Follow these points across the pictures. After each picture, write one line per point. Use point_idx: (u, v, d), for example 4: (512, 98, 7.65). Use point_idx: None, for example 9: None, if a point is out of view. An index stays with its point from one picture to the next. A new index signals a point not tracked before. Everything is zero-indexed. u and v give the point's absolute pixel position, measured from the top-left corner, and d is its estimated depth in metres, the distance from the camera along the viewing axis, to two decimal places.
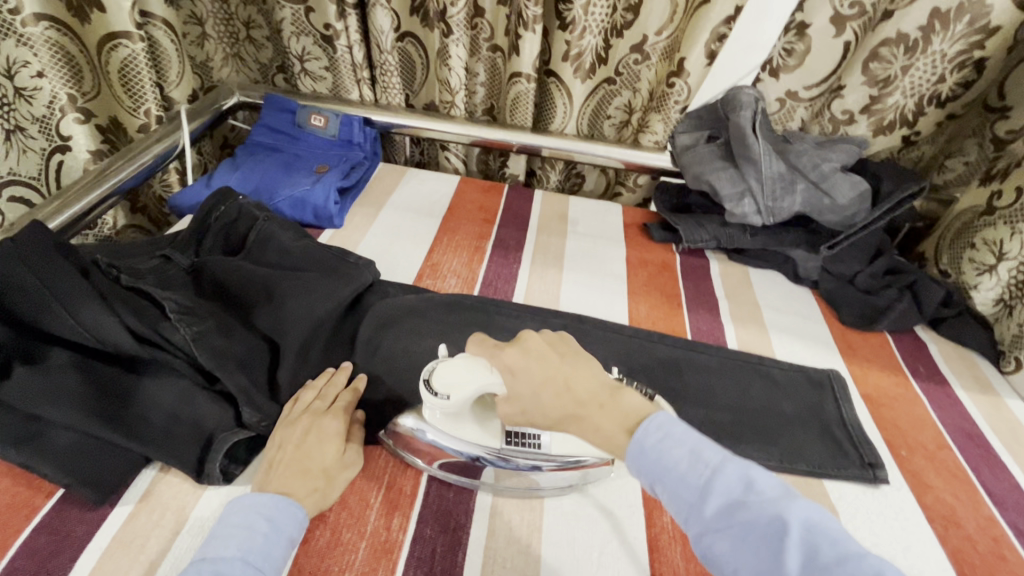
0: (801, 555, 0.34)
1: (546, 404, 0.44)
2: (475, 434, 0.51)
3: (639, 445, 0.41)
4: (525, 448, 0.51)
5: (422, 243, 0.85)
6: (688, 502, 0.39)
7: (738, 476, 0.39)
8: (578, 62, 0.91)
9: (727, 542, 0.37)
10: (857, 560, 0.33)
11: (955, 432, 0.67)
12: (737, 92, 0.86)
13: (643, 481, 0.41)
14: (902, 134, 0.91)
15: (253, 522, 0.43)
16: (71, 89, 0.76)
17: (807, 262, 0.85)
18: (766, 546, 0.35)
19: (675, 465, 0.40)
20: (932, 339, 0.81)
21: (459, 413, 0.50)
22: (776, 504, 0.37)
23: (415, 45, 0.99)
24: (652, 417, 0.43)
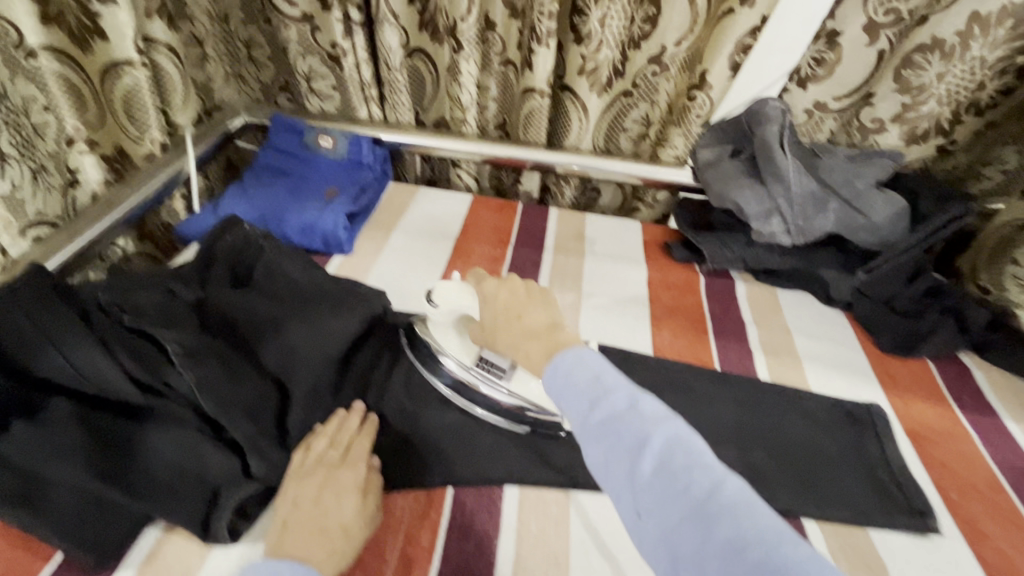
0: (656, 462, 0.36)
1: (499, 330, 0.52)
2: (455, 347, 0.61)
3: (553, 367, 0.44)
4: (490, 370, 0.59)
5: (434, 268, 0.82)
6: (577, 417, 0.40)
7: (625, 394, 0.40)
8: (594, 76, 0.87)
9: (599, 450, 0.38)
10: (706, 474, 0.34)
11: (1009, 471, 0.62)
12: (763, 105, 0.82)
13: (553, 398, 0.44)
14: (937, 144, 0.87)
15: None
16: (80, 121, 0.72)
17: (839, 283, 0.80)
18: (626, 453, 0.37)
19: (576, 383, 0.42)
20: (977, 365, 0.76)
21: (445, 320, 0.61)
22: (649, 421, 0.38)
23: (425, 61, 0.96)
24: (566, 350, 0.45)
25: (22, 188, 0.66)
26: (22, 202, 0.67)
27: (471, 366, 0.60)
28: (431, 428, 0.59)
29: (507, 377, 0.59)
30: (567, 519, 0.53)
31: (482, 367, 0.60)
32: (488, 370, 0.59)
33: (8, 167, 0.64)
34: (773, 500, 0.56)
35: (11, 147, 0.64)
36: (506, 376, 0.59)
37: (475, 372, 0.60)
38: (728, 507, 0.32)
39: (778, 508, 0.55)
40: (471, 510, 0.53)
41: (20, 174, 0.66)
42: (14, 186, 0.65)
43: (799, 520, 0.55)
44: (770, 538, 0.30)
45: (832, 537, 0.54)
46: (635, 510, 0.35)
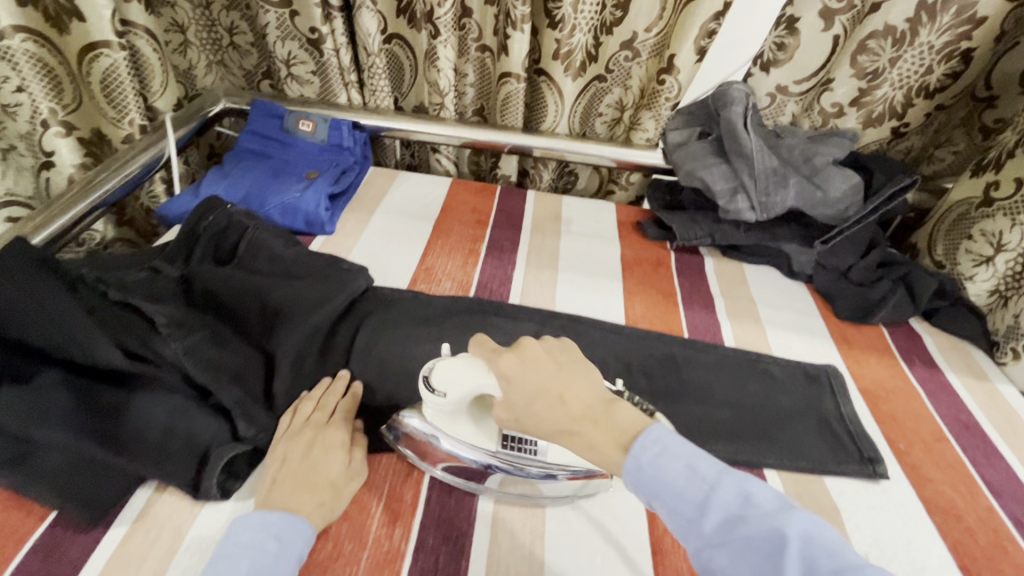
0: (801, 566, 0.34)
1: (540, 417, 0.43)
2: (472, 436, 0.51)
3: (635, 460, 0.40)
4: (522, 450, 0.51)
5: (415, 247, 0.84)
6: (685, 519, 0.39)
7: (736, 488, 0.38)
8: (568, 60, 0.90)
9: (725, 556, 0.36)
10: (860, 574, 0.33)
11: (952, 424, 0.67)
12: (727, 88, 0.87)
13: (641, 497, 0.41)
14: (892, 126, 0.91)
15: (262, 542, 0.43)
16: (53, 103, 0.75)
17: (801, 257, 0.85)
18: (761, 557, 0.35)
19: (672, 479, 0.39)
20: (926, 331, 0.81)
21: (457, 410, 0.50)
22: (774, 515, 0.37)
23: (402, 47, 0.98)
24: (648, 429, 0.42)
25: None
26: None
27: (496, 453, 0.51)
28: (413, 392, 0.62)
29: (541, 454, 0.51)
30: None
31: (510, 449, 0.51)
32: (517, 450, 0.51)
33: None
34: (735, 452, 0.60)
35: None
36: (540, 453, 0.51)
37: (502, 459, 0.51)
38: None
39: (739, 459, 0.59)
40: None
41: None
42: None
43: (760, 470, 0.59)
44: None
45: (789, 484, 0.58)
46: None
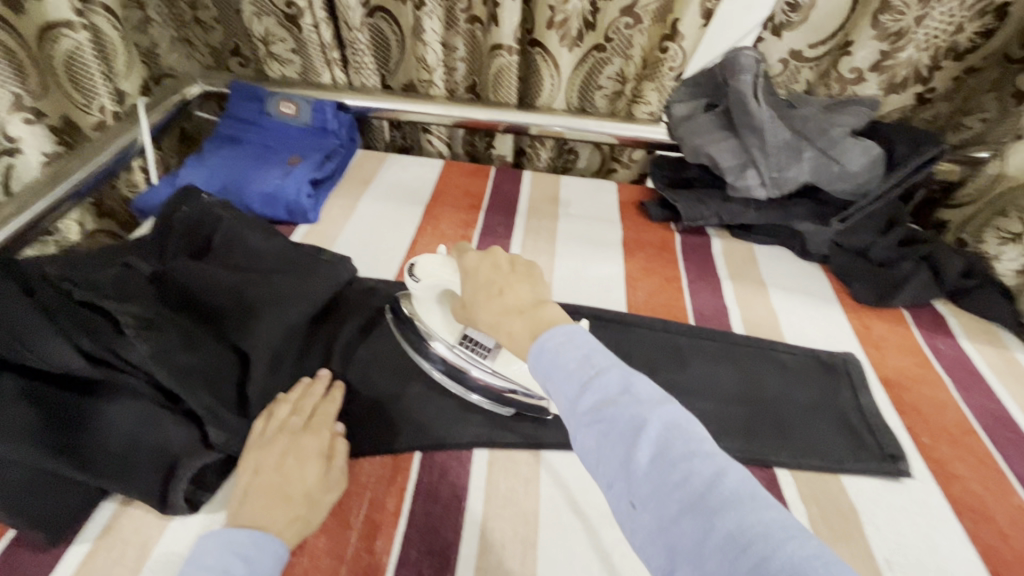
0: (654, 448, 0.31)
1: (480, 312, 0.46)
2: (439, 324, 0.57)
3: (541, 346, 0.38)
4: (475, 349, 0.55)
5: (404, 234, 0.79)
6: (566, 402, 0.35)
7: (618, 376, 0.35)
8: (564, 29, 0.84)
9: (591, 436, 0.33)
10: (708, 462, 0.30)
11: (980, 415, 0.62)
12: (737, 54, 0.79)
13: (537, 379, 0.38)
14: (915, 92, 0.85)
15: (229, 564, 0.39)
16: (18, 88, 0.69)
17: (816, 237, 0.79)
18: (620, 437, 0.32)
19: (564, 364, 0.36)
20: (952, 313, 0.76)
21: (428, 296, 0.56)
22: (646, 404, 0.33)
23: (387, 21, 0.92)
24: (556, 328, 0.39)
25: None
26: None
27: (454, 344, 0.56)
28: (398, 393, 0.58)
29: (491, 358, 0.55)
30: (537, 477, 0.52)
31: (466, 346, 0.56)
32: (471, 350, 0.56)
33: None
34: (744, 450, 0.56)
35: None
36: (490, 356, 0.55)
37: (457, 351, 0.56)
38: (733, 499, 0.29)
39: (747, 457, 0.55)
40: (439, 473, 0.52)
41: None
42: None
43: (771, 470, 0.55)
44: (779, 533, 0.27)
45: (802, 484, 0.54)
46: (629, 498, 0.31)
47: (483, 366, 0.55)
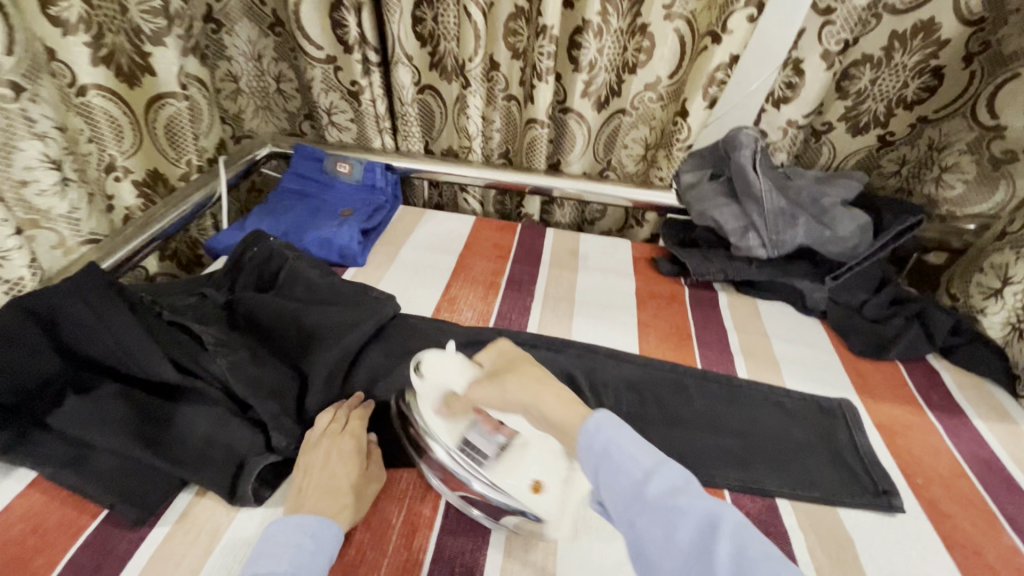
0: (728, 542, 0.37)
1: (511, 389, 0.51)
2: (438, 425, 0.56)
3: (589, 433, 0.44)
4: (474, 455, 0.55)
5: (440, 279, 0.89)
6: (627, 486, 0.41)
7: (677, 470, 0.42)
8: (595, 96, 0.97)
9: (658, 526, 0.39)
10: (782, 561, 0.35)
11: (972, 461, 0.66)
12: (738, 132, 0.91)
13: (590, 473, 0.44)
14: (876, 134, 0.95)
15: (299, 540, 0.46)
16: (119, 151, 0.83)
17: (814, 294, 0.86)
18: (692, 527, 0.38)
19: (623, 454, 0.43)
20: (945, 368, 0.81)
21: (429, 397, 0.57)
22: (711, 502, 0.39)
23: (434, 96, 1.07)
24: (602, 409, 0.46)
25: (80, 208, 0.78)
26: (79, 220, 0.78)
27: (450, 448, 0.55)
28: None
29: (486, 466, 0.54)
30: None
31: (463, 451, 0.55)
32: (469, 455, 0.55)
33: (70, 190, 0.75)
34: (746, 480, 0.61)
35: (71, 174, 0.76)
36: (486, 465, 0.54)
37: (454, 456, 0.55)
38: None
39: (749, 487, 0.60)
40: None
41: (79, 197, 0.78)
42: (72, 207, 0.76)
43: (771, 500, 0.60)
44: None
45: (802, 514, 0.59)
46: None
47: (480, 475, 0.53)
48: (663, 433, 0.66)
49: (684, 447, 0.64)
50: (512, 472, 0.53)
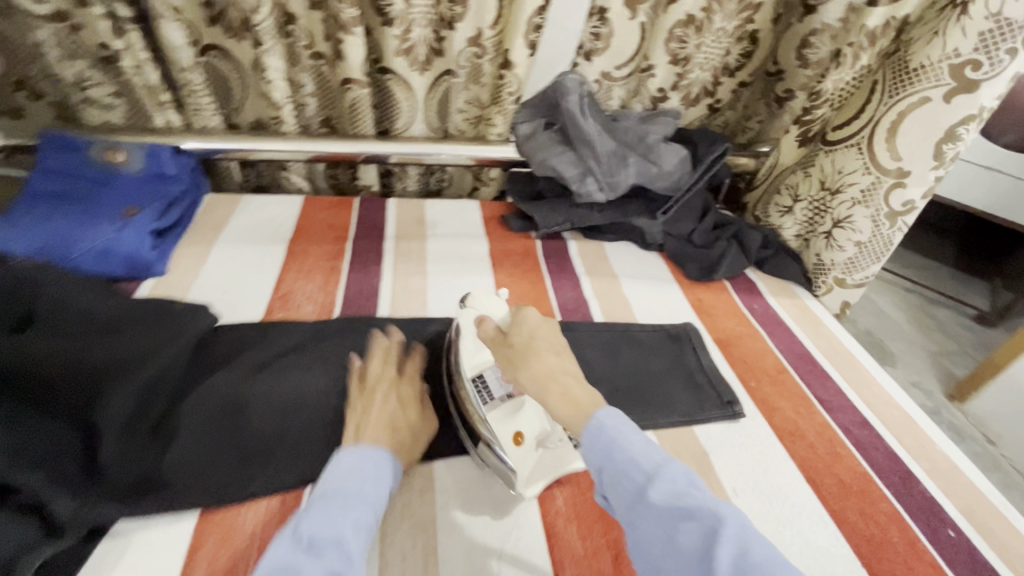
0: (733, 549, 0.36)
1: (524, 378, 0.52)
2: (466, 353, 0.60)
3: (599, 426, 0.45)
4: (482, 393, 0.58)
5: (265, 274, 0.76)
6: (630, 489, 0.41)
7: (681, 472, 0.42)
8: (412, 55, 0.90)
9: (657, 527, 0.39)
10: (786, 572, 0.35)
11: (789, 356, 0.76)
12: (563, 78, 0.90)
13: (594, 466, 0.44)
14: (707, 104, 1.03)
15: (366, 468, 0.49)
16: None
17: (652, 229, 0.92)
18: (697, 530, 0.38)
19: (630, 449, 0.43)
20: (760, 278, 0.92)
21: (468, 328, 0.61)
22: (715, 503, 0.39)
23: (223, 58, 0.88)
24: (605, 409, 0.47)
25: None
26: None
27: (468, 380, 0.59)
28: (286, 429, 0.57)
29: (490, 406, 0.57)
30: (431, 488, 0.55)
31: (477, 385, 0.58)
32: (480, 391, 0.58)
33: None
34: None
35: None
36: (490, 404, 0.57)
37: (469, 387, 0.58)
38: None
39: None
40: None
41: None
42: None
43: None
44: None
45: (664, 440, 0.63)
46: None
47: (478, 412, 0.57)
48: None
49: None
50: (505, 421, 0.56)
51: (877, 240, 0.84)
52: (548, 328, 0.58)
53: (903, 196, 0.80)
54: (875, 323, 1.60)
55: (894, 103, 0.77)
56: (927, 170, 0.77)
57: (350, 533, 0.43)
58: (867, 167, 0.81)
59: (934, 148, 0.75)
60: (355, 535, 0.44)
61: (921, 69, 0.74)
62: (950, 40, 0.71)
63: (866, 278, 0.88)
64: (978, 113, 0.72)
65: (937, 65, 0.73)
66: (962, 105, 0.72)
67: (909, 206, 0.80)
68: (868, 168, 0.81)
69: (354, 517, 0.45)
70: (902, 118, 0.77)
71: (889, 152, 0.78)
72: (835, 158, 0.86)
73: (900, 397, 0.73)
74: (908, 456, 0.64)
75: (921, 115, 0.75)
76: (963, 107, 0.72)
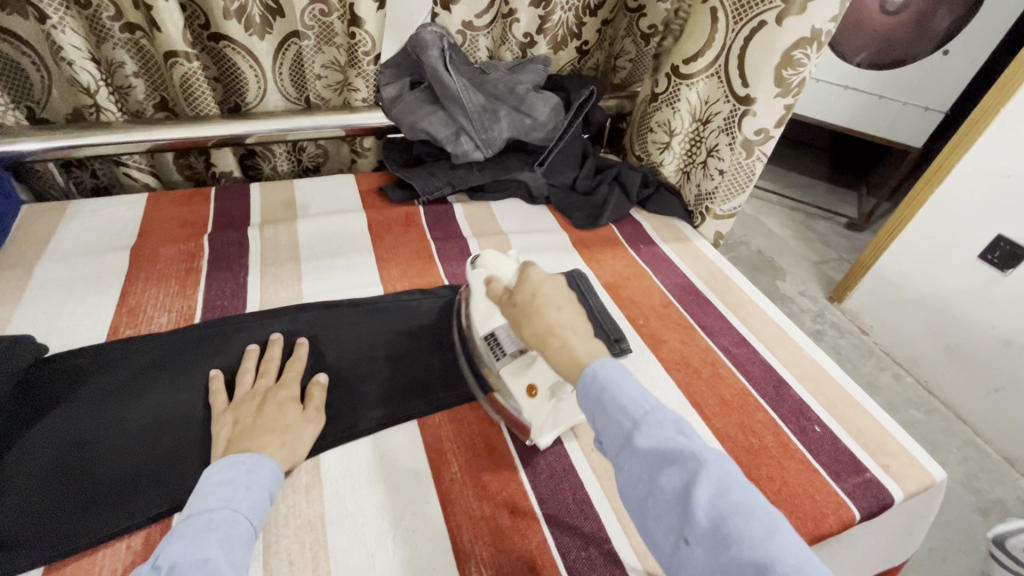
0: (711, 490, 0.36)
1: (528, 336, 0.49)
2: (480, 314, 0.61)
3: (592, 374, 0.43)
4: (495, 350, 0.58)
5: (107, 288, 0.67)
6: (619, 434, 0.40)
7: (669, 418, 0.41)
8: (244, 17, 0.80)
9: (642, 470, 0.39)
10: (764, 514, 0.35)
11: (675, 289, 0.79)
12: (421, 31, 0.84)
13: (586, 411, 0.43)
14: (574, 45, 1.01)
15: (234, 476, 0.44)
16: None
17: (535, 182, 0.92)
18: (678, 475, 0.37)
19: (620, 396, 0.41)
20: (644, 218, 0.95)
21: (478, 287, 0.61)
22: (701, 448, 0.38)
23: (9, 42, 0.74)
24: (600, 358, 0.44)
25: None
26: None
27: (481, 337, 0.60)
28: (146, 457, 0.51)
29: (503, 361, 0.57)
30: (317, 483, 0.50)
31: (490, 343, 0.59)
32: (493, 348, 0.58)
33: None
34: None
35: None
36: (503, 360, 0.57)
37: (483, 344, 0.59)
38: (784, 553, 0.33)
39: None
40: None
41: None
42: None
43: None
44: (812, 572, 0.32)
45: None
46: (681, 535, 0.36)
47: (492, 368, 0.58)
48: (426, 365, 0.63)
49: (449, 370, 0.63)
50: (518, 376, 0.56)
51: (740, 170, 0.87)
52: (555, 281, 0.53)
53: (755, 123, 0.82)
54: (764, 243, 1.72)
55: (740, 28, 0.79)
56: (772, 98, 0.79)
57: (217, 550, 0.39)
58: (728, 96, 0.84)
59: (775, 75, 0.77)
60: (225, 551, 0.39)
61: None
62: None
63: (735, 207, 0.93)
64: (813, 36, 0.73)
65: None
66: (795, 28, 0.73)
67: (762, 133, 0.83)
68: (727, 97, 0.84)
69: (222, 532, 0.40)
70: (748, 44, 0.78)
71: (739, 80, 0.81)
72: (699, 90, 0.88)
73: (773, 312, 0.78)
74: (780, 365, 0.69)
75: (762, 40, 0.76)
76: (797, 29, 0.73)
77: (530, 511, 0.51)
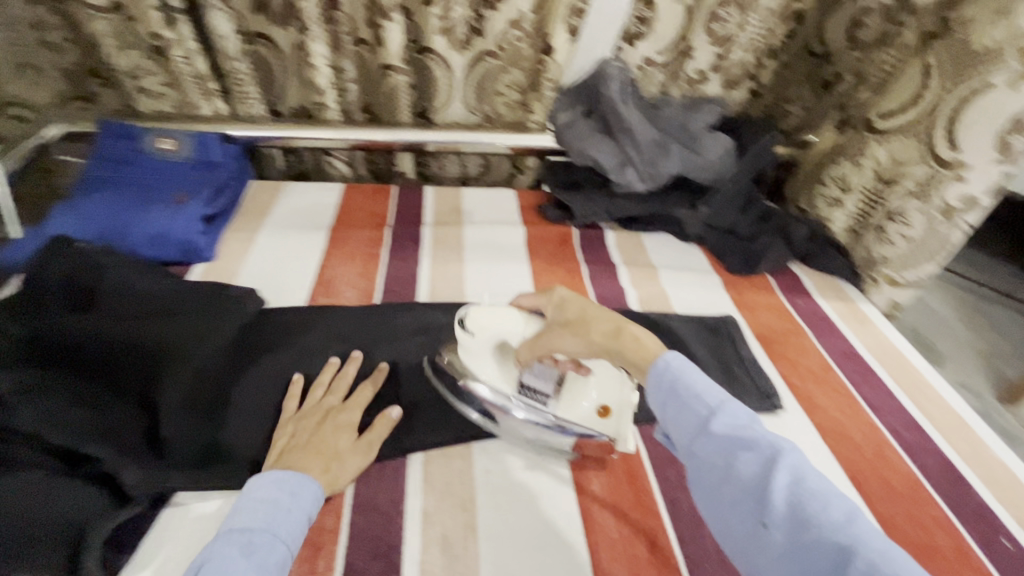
0: (788, 476, 0.37)
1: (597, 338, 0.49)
2: (495, 372, 0.56)
3: (665, 362, 0.46)
4: (535, 397, 0.55)
5: (309, 259, 0.78)
6: (694, 421, 0.42)
7: (744, 412, 0.43)
8: (451, 35, 0.88)
9: (717, 455, 0.40)
10: (837, 504, 0.36)
11: (837, 355, 0.74)
12: (605, 66, 0.90)
13: (656, 401, 0.45)
14: (748, 87, 1.01)
15: (277, 497, 0.44)
16: None
17: (691, 221, 0.90)
18: (755, 460, 0.39)
19: (694, 386, 0.44)
20: (805, 274, 0.89)
21: (485, 348, 0.56)
22: (776, 439, 0.40)
23: (268, 46, 0.88)
24: (670, 350, 0.47)
25: None
26: None
27: (513, 395, 0.55)
28: None
29: (552, 402, 0.55)
30: (470, 471, 0.55)
31: (525, 395, 0.55)
32: (531, 397, 0.55)
33: None
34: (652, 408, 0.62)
35: None
36: (550, 401, 0.55)
37: (518, 401, 0.55)
38: (863, 538, 0.33)
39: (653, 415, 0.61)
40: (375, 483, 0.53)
41: None
42: None
43: None
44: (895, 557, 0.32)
45: None
46: (759, 518, 0.36)
47: (546, 415, 0.55)
48: None
49: None
50: (573, 406, 0.55)
51: (932, 238, 0.81)
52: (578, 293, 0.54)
53: (960, 189, 0.76)
54: (922, 320, 1.53)
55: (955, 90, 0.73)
56: (990, 163, 0.74)
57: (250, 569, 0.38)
58: (925, 158, 0.77)
59: (998, 140, 0.72)
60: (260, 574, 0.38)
61: (985, 53, 0.70)
62: (1015, 22, 0.66)
63: (919, 276, 0.86)
64: None
65: (1003, 47, 0.68)
66: None
67: (969, 201, 0.77)
68: (924, 158, 0.77)
69: (256, 550, 0.40)
70: (962, 107, 0.72)
71: (946, 143, 0.75)
72: (890, 147, 0.81)
73: (953, 399, 0.70)
74: (961, 460, 0.62)
75: (983, 104, 0.71)
76: None
77: (669, 548, 0.50)
